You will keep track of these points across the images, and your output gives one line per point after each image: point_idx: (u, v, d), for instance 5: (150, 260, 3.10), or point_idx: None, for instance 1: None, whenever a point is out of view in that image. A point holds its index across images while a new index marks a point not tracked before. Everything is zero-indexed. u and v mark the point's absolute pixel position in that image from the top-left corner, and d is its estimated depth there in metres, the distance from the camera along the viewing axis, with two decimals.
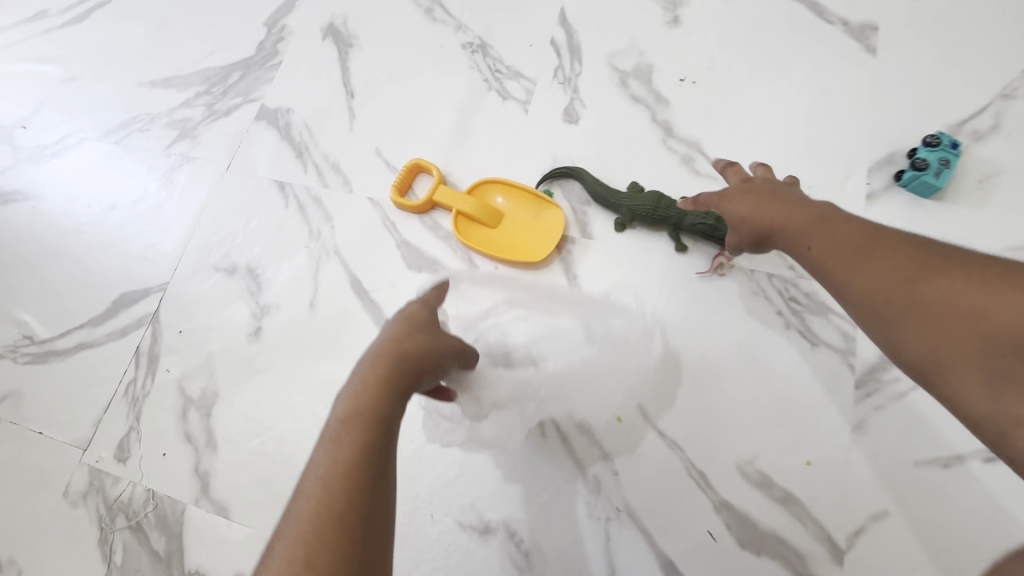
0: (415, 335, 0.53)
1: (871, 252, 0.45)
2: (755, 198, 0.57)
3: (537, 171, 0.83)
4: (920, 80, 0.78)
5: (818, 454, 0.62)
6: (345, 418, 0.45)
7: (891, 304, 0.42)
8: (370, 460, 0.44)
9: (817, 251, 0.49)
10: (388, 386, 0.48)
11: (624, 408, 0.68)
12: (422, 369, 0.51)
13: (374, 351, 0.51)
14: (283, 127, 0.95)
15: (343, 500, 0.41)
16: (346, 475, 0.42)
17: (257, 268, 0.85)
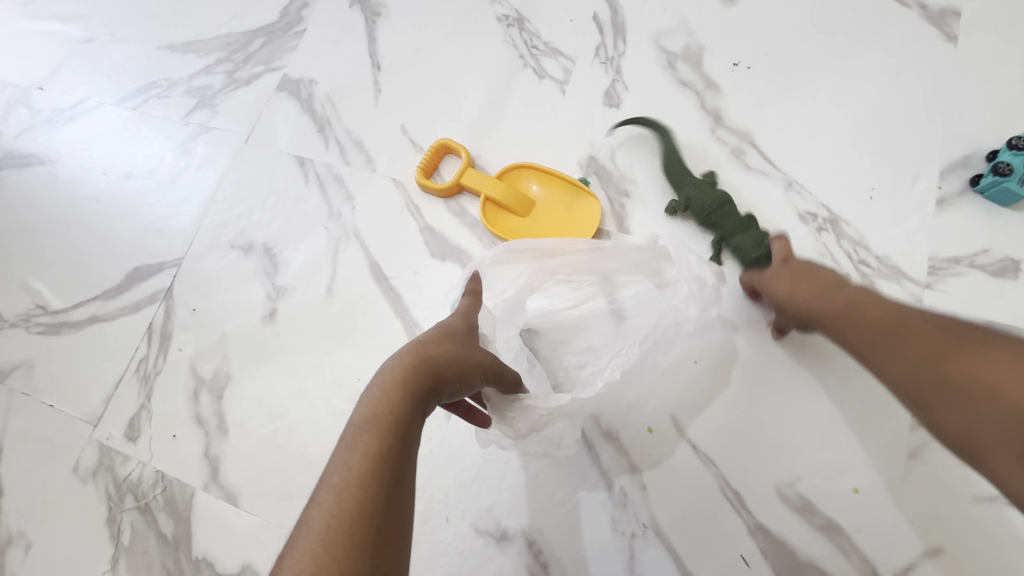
0: (446, 343, 0.50)
1: (897, 334, 0.46)
2: (795, 276, 0.58)
3: (572, 157, 0.77)
4: (1005, 75, 0.70)
5: (866, 482, 0.58)
6: (366, 421, 0.42)
7: (923, 383, 0.42)
8: (389, 467, 0.39)
9: (851, 336, 0.49)
10: (413, 388, 0.44)
11: (656, 418, 0.63)
12: (451, 379, 0.48)
13: (404, 356, 0.48)
14: (305, 99, 0.90)
15: (359, 506, 0.37)
16: (364, 480, 0.38)
17: (273, 248, 0.82)
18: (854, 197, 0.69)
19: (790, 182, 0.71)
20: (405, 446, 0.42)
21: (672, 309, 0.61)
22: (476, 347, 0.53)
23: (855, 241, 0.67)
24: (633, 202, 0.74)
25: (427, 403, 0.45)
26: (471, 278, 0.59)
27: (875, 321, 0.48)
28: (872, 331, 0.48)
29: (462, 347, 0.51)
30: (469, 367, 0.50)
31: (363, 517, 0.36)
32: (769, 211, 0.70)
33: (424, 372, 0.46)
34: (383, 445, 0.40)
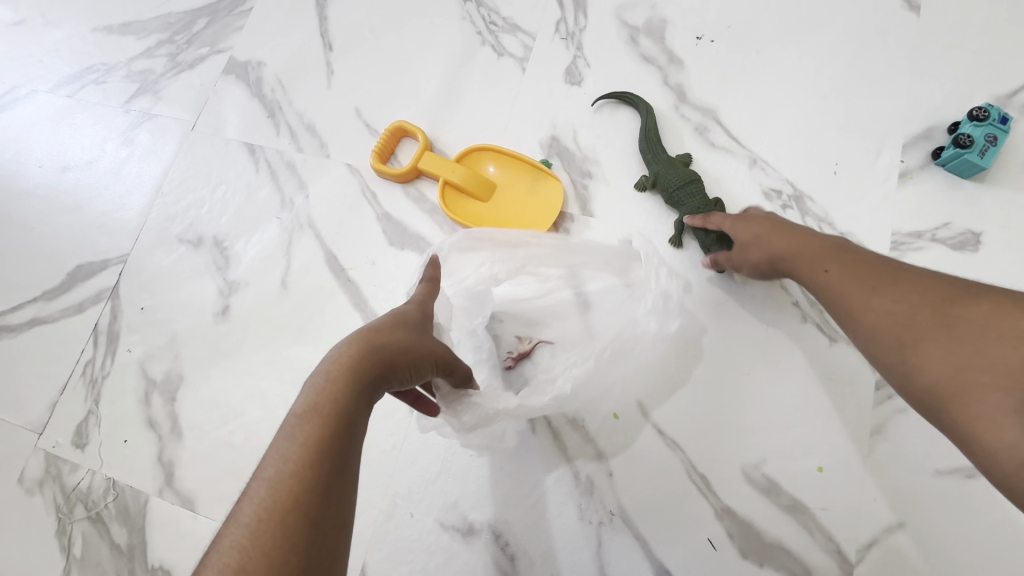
0: (399, 328, 0.48)
1: (894, 282, 0.50)
2: (772, 222, 0.59)
3: (534, 138, 0.75)
4: (966, 45, 0.69)
5: (830, 460, 0.58)
6: (309, 408, 0.40)
7: (911, 331, 0.47)
8: (328, 460, 0.38)
9: (836, 274, 0.53)
10: (361, 373, 0.43)
11: (622, 404, 0.62)
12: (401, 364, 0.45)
13: (352, 339, 0.45)
14: (254, 82, 0.86)
15: (288, 499, 0.36)
16: (300, 472, 0.37)
17: (224, 240, 0.78)
18: (818, 173, 0.68)
19: (755, 158, 0.69)
20: (347, 437, 0.40)
21: (635, 321, 0.60)
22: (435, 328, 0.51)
23: (820, 217, 0.66)
24: (597, 182, 0.71)
25: (376, 390, 0.44)
26: (429, 264, 0.56)
27: (858, 277, 0.52)
28: (863, 282, 0.51)
29: (417, 329, 0.49)
30: (427, 350, 0.48)
31: (297, 510, 0.36)
32: (734, 189, 0.69)
33: (370, 359, 0.44)
34: (325, 434, 0.39)
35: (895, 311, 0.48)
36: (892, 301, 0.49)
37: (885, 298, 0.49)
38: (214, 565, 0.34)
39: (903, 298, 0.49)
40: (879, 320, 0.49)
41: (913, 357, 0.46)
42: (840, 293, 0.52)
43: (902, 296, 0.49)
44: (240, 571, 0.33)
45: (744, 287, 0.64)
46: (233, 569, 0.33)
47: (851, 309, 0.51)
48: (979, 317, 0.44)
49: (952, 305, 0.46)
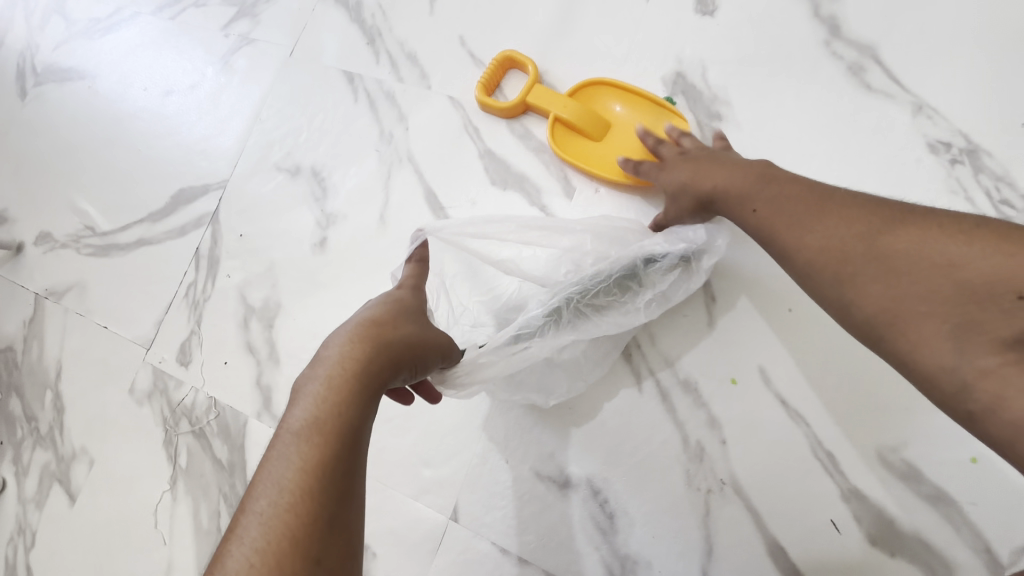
0: (389, 333, 0.45)
1: (822, 211, 0.46)
2: (692, 166, 0.55)
3: (656, 74, 0.67)
4: None
5: (987, 450, 0.51)
6: (304, 428, 0.38)
7: (850, 263, 0.43)
8: (331, 480, 0.36)
9: (762, 214, 0.49)
10: (360, 384, 0.41)
11: (741, 368, 0.57)
12: (398, 368, 0.44)
13: (345, 346, 0.43)
14: (353, 6, 0.82)
15: (286, 535, 0.33)
16: (298, 502, 0.34)
17: (322, 171, 0.76)
18: (1001, 123, 0.58)
19: (922, 105, 0.60)
20: (354, 452, 0.38)
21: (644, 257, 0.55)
22: (430, 327, 0.50)
23: (998, 176, 0.57)
24: (727, 125, 0.64)
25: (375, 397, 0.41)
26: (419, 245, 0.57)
27: (792, 200, 0.48)
28: (797, 210, 0.47)
29: (415, 328, 0.48)
30: (425, 349, 0.47)
31: (297, 547, 0.33)
32: (892, 139, 0.60)
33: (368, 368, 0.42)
34: (325, 455, 0.36)
35: (848, 238, 0.44)
36: (834, 228, 0.45)
37: (819, 225, 0.45)
38: None
39: (838, 216, 0.45)
40: (812, 253, 0.45)
41: (851, 292, 0.43)
42: (773, 228, 0.48)
43: (835, 219, 0.45)
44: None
45: None
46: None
47: (794, 242, 0.46)
48: (913, 242, 0.42)
49: (898, 224, 0.43)
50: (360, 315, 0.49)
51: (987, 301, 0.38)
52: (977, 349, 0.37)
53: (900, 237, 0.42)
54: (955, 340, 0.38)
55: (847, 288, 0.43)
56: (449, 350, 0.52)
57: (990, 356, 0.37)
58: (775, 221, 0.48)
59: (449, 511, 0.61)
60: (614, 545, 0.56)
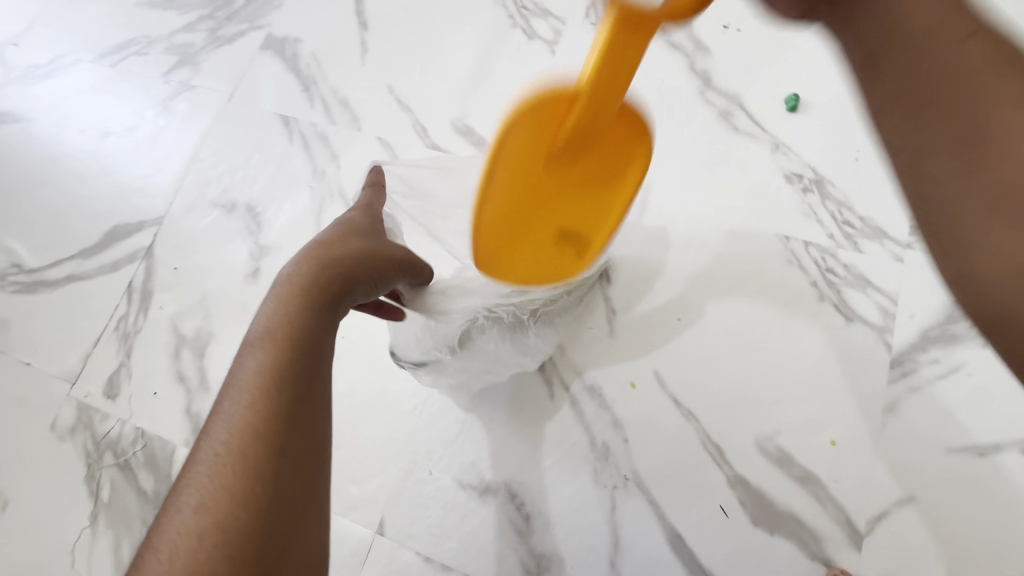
0: (344, 247, 0.48)
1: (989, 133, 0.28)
2: None
3: None
4: None
5: (844, 434, 0.59)
6: (254, 343, 0.40)
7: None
8: (289, 382, 0.38)
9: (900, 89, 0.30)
10: (310, 295, 0.43)
11: (639, 373, 0.64)
12: (353, 280, 0.46)
13: (302, 262, 0.46)
14: (291, 58, 0.89)
15: (248, 431, 0.36)
16: (257, 403, 0.37)
17: (257, 207, 0.81)
18: (838, 159, 0.69)
19: (777, 143, 0.71)
20: (310, 357, 0.40)
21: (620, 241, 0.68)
22: (383, 243, 0.51)
23: (840, 202, 0.68)
24: None
25: (331, 308, 0.44)
26: (373, 172, 0.61)
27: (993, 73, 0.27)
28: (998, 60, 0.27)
29: (368, 244, 0.49)
30: (378, 263, 0.48)
31: (258, 442, 0.36)
32: (756, 172, 0.70)
33: (321, 281, 0.44)
34: (281, 360, 0.39)
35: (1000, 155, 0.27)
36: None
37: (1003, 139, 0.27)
38: (178, 506, 0.34)
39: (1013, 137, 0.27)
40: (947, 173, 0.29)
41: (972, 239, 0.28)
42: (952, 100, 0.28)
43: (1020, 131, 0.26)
44: (201, 513, 0.33)
45: (765, 264, 0.66)
46: (196, 508, 0.34)
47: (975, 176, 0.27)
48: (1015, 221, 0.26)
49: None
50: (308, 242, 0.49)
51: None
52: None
53: None
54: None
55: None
56: (414, 267, 0.53)
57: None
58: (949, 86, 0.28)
59: (375, 525, 0.63)
60: (531, 545, 0.60)
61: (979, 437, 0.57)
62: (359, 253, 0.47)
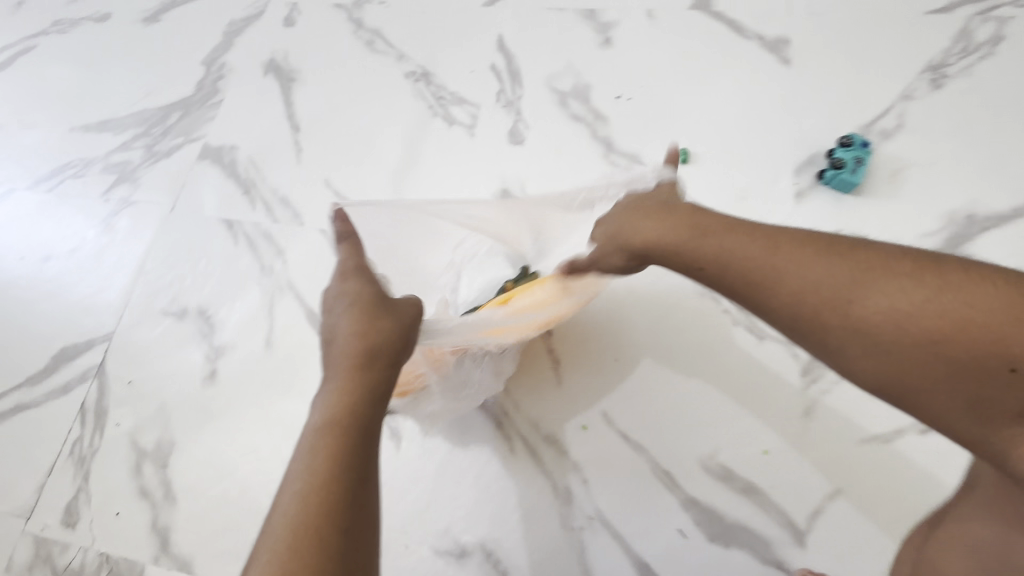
0: (366, 322, 0.50)
1: (852, 272, 0.41)
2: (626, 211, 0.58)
3: (486, 192, 0.86)
4: (828, 88, 0.85)
5: (773, 442, 0.65)
6: (313, 435, 0.42)
7: (831, 320, 0.41)
8: (352, 469, 0.41)
9: (786, 282, 0.43)
10: (363, 381, 0.46)
11: (589, 416, 0.69)
12: (393, 357, 0.49)
13: (344, 339, 0.49)
14: (229, 164, 0.95)
15: (314, 526, 0.37)
16: (322, 496, 0.39)
17: (209, 309, 0.83)
18: (728, 199, 0.80)
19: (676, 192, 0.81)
20: (366, 441, 0.43)
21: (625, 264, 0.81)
22: (400, 315, 0.52)
23: None
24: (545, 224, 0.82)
25: (382, 391, 0.47)
26: (334, 215, 0.61)
27: (795, 253, 0.44)
28: (774, 251, 0.44)
29: (387, 318, 0.51)
30: (405, 334, 0.51)
31: (321, 536, 0.37)
32: None
33: (365, 364, 0.47)
34: (342, 447, 0.41)
35: (856, 285, 0.40)
36: (827, 266, 0.42)
37: (802, 263, 0.43)
38: None
39: (829, 263, 0.42)
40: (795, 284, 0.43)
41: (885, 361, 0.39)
42: (759, 272, 0.45)
43: (813, 266, 0.42)
44: None
45: (682, 298, 0.73)
46: None
47: (850, 309, 0.40)
48: (896, 309, 0.39)
49: (873, 279, 0.40)
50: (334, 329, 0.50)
51: (990, 382, 0.36)
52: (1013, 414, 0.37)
53: (876, 314, 0.39)
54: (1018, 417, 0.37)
55: (875, 333, 0.39)
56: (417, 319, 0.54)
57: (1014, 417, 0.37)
58: (748, 264, 0.45)
59: None
60: None
61: (882, 426, 0.64)
62: (386, 333, 0.49)
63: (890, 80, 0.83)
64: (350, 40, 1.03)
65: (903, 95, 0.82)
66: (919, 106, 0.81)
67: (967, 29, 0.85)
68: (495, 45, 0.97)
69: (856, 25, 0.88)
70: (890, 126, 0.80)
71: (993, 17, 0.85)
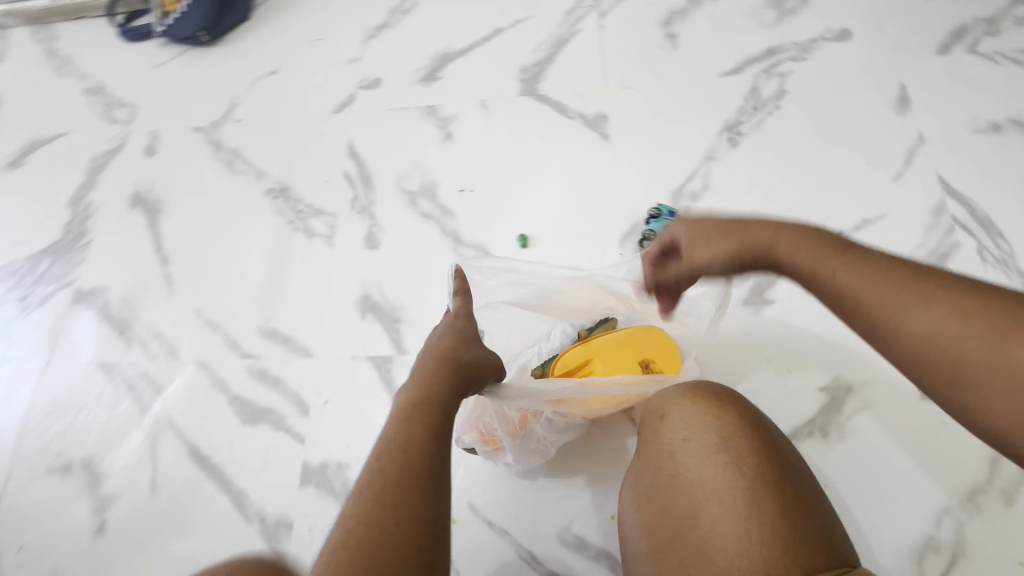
0: (466, 348, 0.63)
1: (959, 310, 0.38)
2: (707, 219, 0.54)
3: (349, 301, 0.91)
4: (644, 158, 0.94)
5: (618, 507, 0.73)
6: (412, 404, 0.53)
7: (964, 364, 0.38)
8: (443, 447, 0.52)
9: (925, 314, 0.39)
10: (450, 380, 0.57)
11: (457, 509, 0.76)
12: (472, 376, 0.60)
13: (436, 352, 0.61)
14: (102, 306, 0.97)
15: (411, 467, 0.48)
16: (420, 453, 0.49)
17: (93, 460, 0.85)
18: None
19: None
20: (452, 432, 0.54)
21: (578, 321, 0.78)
22: (487, 353, 0.64)
23: None
24: (405, 324, 0.87)
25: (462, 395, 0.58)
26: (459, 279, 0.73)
27: (942, 289, 0.40)
28: (894, 290, 0.41)
29: (478, 350, 0.63)
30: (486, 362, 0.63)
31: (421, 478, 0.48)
32: None
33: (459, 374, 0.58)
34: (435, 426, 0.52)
35: (945, 328, 0.38)
36: (942, 313, 0.39)
37: (926, 306, 0.40)
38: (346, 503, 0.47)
39: (942, 304, 0.39)
40: (916, 328, 0.40)
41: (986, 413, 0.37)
42: (861, 303, 0.43)
43: (934, 307, 0.39)
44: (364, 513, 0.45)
45: None
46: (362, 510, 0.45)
47: (972, 363, 0.37)
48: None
49: (1007, 332, 0.36)
50: (437, 342, 0.64)
51: None
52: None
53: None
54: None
55: (973, 386, 0.37)
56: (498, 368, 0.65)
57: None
58: (867, 298, 0.42)
59: None
60: None
61: None
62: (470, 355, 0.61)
63: (695, 144, 0.93)
64: (211, 163, 1.08)
65: (707, 157, 0.92)
66: (721, 165, 0.91)
67: (755, 88, 0.95)
68: (347, 152, 1.03)
69: (663, 94, 0.98)
70: (698, 187, 0.90)
71: (776, 73, 0.96)
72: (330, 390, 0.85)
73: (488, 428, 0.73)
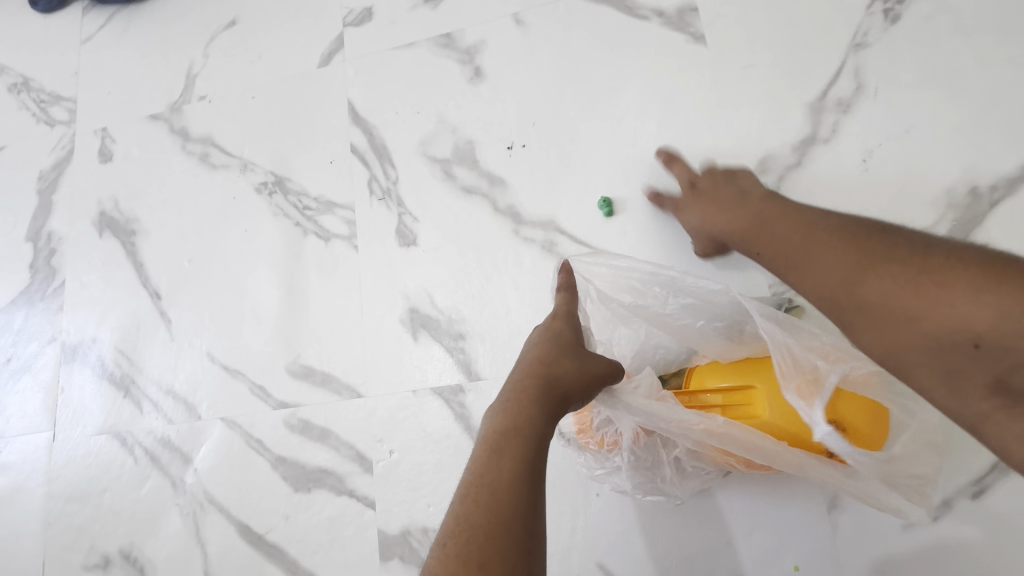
0: (562, 356, 0.46)
1: (847, 258, 0.40)
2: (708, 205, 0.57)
3: (393, 320, 0.70)
4: (760, 61, 0.66)
5: (802, 554, 0.55)
6: (495, 435, 0.41)
7: (843, 308, 0.39)
8: (529, 482, 0.38)
9: (812, 276, 0.41)
10: (535, 398, 0.43)
11: (586, 572, 0.60)
12: (570, 391, 0.44)
13: (522, 364, 0.47)
14: (97, 361, 0.80)
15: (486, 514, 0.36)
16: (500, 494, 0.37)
17: (133, 551, 0.72)
18: (673, 249, 0.64)
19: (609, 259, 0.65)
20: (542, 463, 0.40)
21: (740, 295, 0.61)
22: (591, 355, 0.47)
23: None
24: (472, 341, 0.67)
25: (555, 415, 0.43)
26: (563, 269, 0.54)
27: (838, 244, 0.41)
28: (790, 255, 0.44)
29: (579, 359, 0.46)
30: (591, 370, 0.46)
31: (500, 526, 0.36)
32: None
33: (546, 394, 0.43)
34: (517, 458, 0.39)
35: (831, 271, 0.40)
36: (827, 266, 0.40)
37: (815, 263, 0.41)
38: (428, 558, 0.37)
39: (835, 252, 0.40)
40: (817, 283, 0.41)
41: (866, 337, 0.38)
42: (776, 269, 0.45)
43: (827, 257, 0.41)
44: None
45: None
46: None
47: (857, 300, 0.38)
48: (905, 286, 0.36)
49: (869, 268, 0.38)
50: (523, 353, 0.49)
51: (963, 354, 0.33)
52: (972, 389, 0.33)
53: (905, 291, 0.35)
54: (949, 386, 0.34)
55: (858, 316, 0.38)
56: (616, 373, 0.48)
57: (988, 396, 0.33)
58: (780, 263, 0.44)
59: None
60: None
61: None
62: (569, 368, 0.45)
63: (833, 30, 0.65)
64: (181, 159, 0.84)
65: (854, 45, 0.64)
66: (877, 54, 0.63)
67: None
68: (348, 117, 0.78)
69: None
70: (846, 93, 0.63)
71: None
72: (393, 437, 0.67)
73: (607, 435, 0.54)
